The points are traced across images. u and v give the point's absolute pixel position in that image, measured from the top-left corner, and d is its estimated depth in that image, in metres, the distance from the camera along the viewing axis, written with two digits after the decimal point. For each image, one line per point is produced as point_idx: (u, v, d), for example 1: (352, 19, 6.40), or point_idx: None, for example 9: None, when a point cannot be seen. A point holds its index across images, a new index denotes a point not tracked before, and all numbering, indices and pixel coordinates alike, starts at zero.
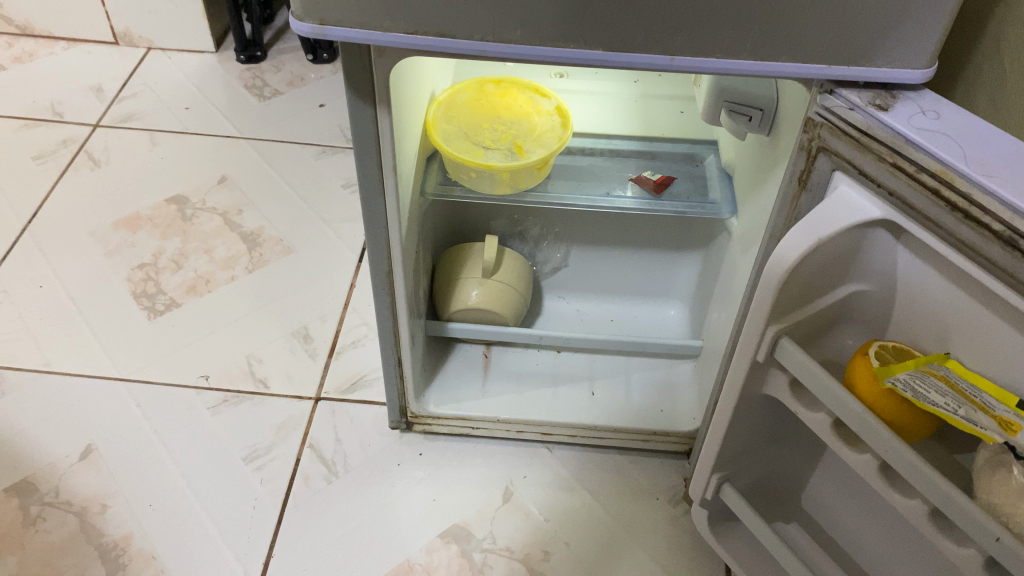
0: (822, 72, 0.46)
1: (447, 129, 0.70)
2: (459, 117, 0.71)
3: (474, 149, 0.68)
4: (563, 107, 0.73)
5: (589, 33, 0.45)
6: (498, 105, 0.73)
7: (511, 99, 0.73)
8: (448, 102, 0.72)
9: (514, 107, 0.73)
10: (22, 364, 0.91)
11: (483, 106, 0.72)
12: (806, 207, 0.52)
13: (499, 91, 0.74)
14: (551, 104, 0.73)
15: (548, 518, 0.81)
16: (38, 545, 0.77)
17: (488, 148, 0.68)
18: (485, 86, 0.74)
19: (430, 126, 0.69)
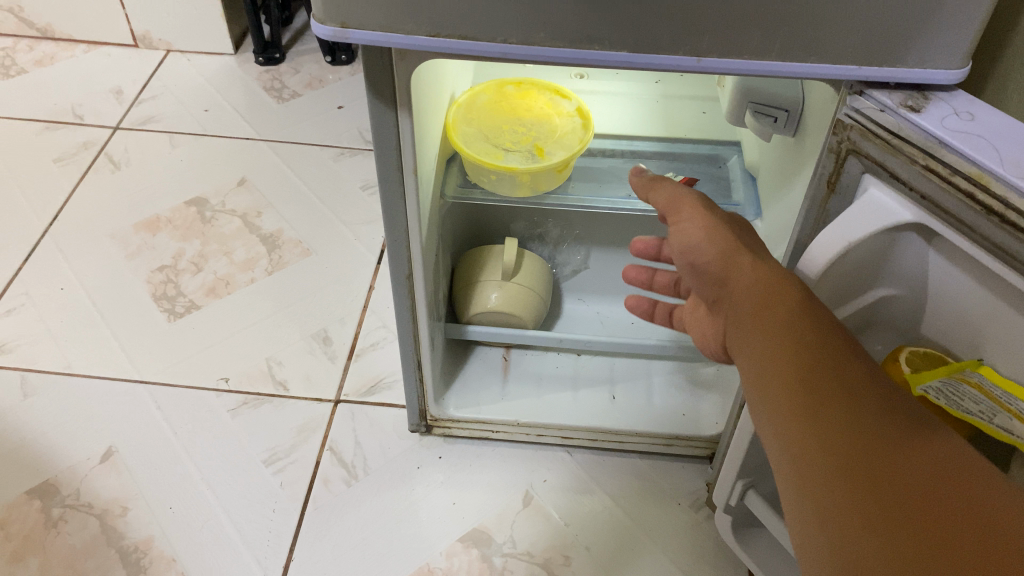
0: (852, 72, 0.45)
1: (468, 132, 0.69)
2: (480, 119, 0.71)
3: (493, 153, 0.67)
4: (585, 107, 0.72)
5: (614, 35, 0.45)
6: (517, 107, 0.72)
7: (531, 101, 0.72)
8: (467, 105, 0.72)
9: (534, 109, 0.72)
10: (44, 366, 0.92)
11: (502, 109, 0.72)
12: (834, 210, 0.51)
13: (519, 93, 0.73)
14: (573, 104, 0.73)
15: (568, 522, 0.80)
16: (60, 547, 0.77)
17: (508, 151, 0.68)
18: (504, 87, 0.73)
19: (450, 128, 0.68)
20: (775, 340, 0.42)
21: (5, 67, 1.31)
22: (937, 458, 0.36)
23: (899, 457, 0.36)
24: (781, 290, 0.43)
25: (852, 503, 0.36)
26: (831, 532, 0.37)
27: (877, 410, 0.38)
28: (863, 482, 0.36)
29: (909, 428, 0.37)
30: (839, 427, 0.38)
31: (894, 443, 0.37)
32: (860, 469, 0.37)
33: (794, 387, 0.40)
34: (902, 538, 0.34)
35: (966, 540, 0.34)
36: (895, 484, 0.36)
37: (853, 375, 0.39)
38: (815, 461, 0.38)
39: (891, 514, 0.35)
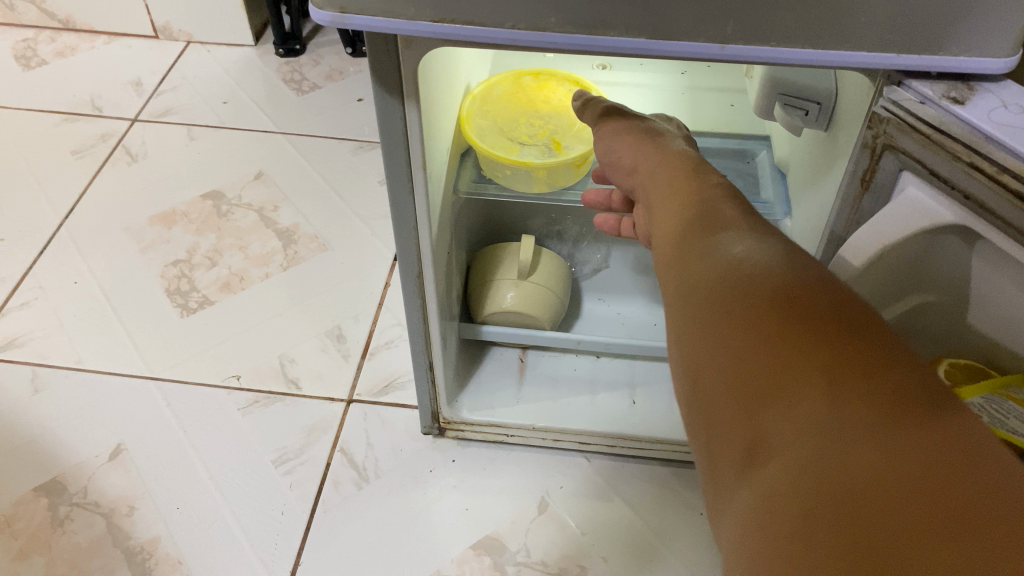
0: (889, 61, 0.41)
1: (481, 125, 0.66)
2: (494, 111, 0.68)
3: (506, 146, 0.65)
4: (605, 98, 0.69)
5: (631, 19, 0.41)
6: (535, 99, 0.69)
7: (549, 93, 0.69)
8: (482, 96, 0.69)
9: (552, 100, 0.69)
10: (55, 361, 0.91)
11: (519, 100, 0.69)
12: (868, 209, 0.47)
13: (537, 84, 0.70)
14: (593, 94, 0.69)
15: (584, 530, 0.77)
16: (65, 546, 0.76)
17: (522, 145, 0.65)
18: (522, 78, 0.70)
19: (463, 121, 0.66)
20: (668, 209, 0.43)
21: (26, 59, 1.31)
22: (791, 281, 0.33)
23: (746, 281, 0.34)
24: (674, 170, 0.46)
25: (704, 330, 0.34)
26: (686, 353, 0.35)
27: (742, 244, 0.36)
28: (715, 306, 0.34)
29: (767, 258, 0.35)
30: (704, 262, 0.36)
31: (748, 268, 0.34)
32: (714, 296, 0.34)
33: (674, 238, 0.39)
34: (742, 357, 0.32)
35: (799, 352, 0.30)
36: (739, 303, 0.33)
37: (724, 222, 0.38)
38: (683, 297, 0.36)
39: (736, 335, 0.32)
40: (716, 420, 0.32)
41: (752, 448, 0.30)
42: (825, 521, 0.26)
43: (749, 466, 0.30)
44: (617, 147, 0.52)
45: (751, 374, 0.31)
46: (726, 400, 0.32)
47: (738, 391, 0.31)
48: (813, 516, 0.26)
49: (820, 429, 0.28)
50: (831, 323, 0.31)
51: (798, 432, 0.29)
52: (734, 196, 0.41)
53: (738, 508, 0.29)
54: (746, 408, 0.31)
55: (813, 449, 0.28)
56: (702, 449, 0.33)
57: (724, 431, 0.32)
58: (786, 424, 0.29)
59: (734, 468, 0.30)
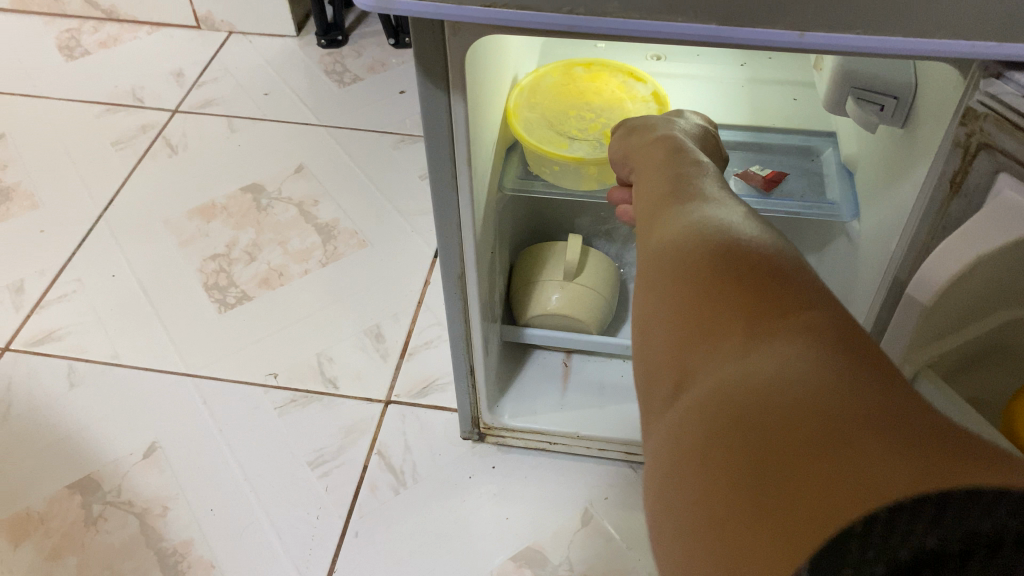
0: (990, 50, 0.37)
1: (530, 117, 0.63)
2: (543, 103, 0.64)
3: (553, 140, 0.61)
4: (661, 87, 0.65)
5: (701, 4, 0.38)
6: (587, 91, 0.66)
7: (603, 84, 0.66)
8: (531, 87, 0.66)
9: (605, 91, 0.65)
10: (92, 355, 0.89)
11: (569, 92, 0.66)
12: (956, 215, 0.43)
13: (589, 75, 0.66)
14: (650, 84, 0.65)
15: (630, 545, 0.73)
16: (98, 546, 0.74)
17: (571, 138, 0.61)
18: (573, 69, 0.67)
19: (510, 114, 0.62)
20: (645, 185, 0.43)
21: (70, 49, 1.30)
22: (742, 239, 0.34)
23: (696, 235, 0.35)
24: (653, 145, 0.47)
25: (657, 287, 0.35)
26: (638, 304, 0.36)
27: (704, 208, 0.37)
28: (668, 264, 0.35)
29: (725, 217, 0.36)
30: (667, 225, 0.37)
31: (703, 227, 0.35)
32: (668, 254, 0.35)
33: (646, 210, 0.40)
34: (686, 308, 0.33)
35: (740, 303, 0.31)
36: (689, 255, 0.34)
37: (692, 189, 0.39)
38: (643, 258, 0.37)
39: (684, 289, 0.33)
40: (658, 367, 0.33)
41: (684, 387, 0.31)
42: (738, 445, 0.27)
43: (679, 405, 0.30)
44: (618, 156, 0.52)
45: (693, 322, 0.32)
46: (669, 349, 0.33)
47: (680, 340, 0.32)
48: (725, 440, 0.27)
49: (745, 367, 0.29)
50: (779, 276, 0.32)
51: (726, 371, 0.29)
52: (704, 166, 0.42)
53: (665, 442, 0.30)
54: (684, 353, 0.32)
55: (736, 385, 0.28)
56: (644, 395, 0.34)
57: (660, 371, 0.33)
58: (715, 360, 0.30)
59: (666, 407, 0.31)
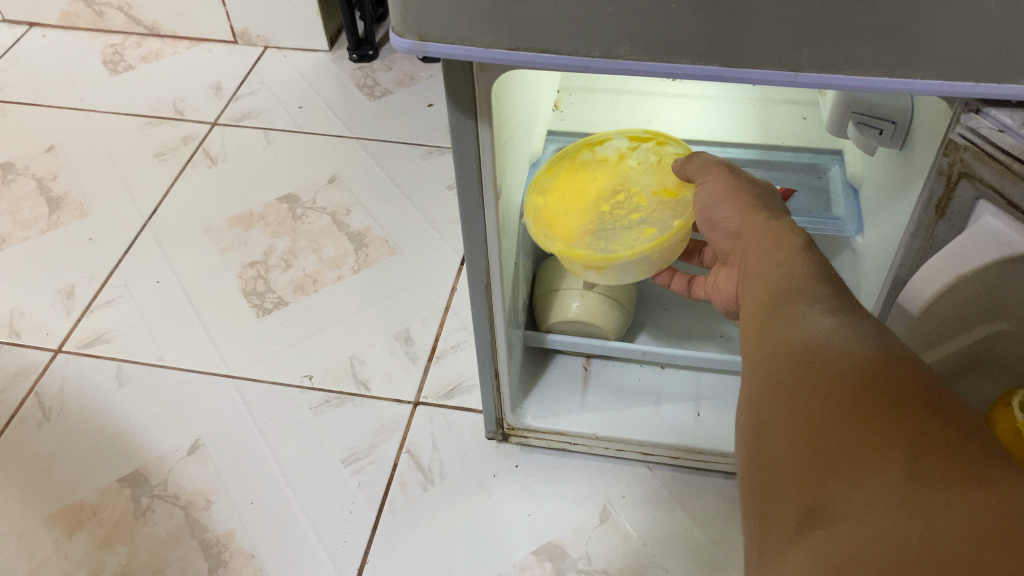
0: (968, 89, 0.41)
1: (568, 242, 0.64)
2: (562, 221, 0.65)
3: (613, 245, 0.64)
4: (635, 133, 0.67)
5: (704, 48, 0.42)
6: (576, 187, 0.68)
7: (581, 169, 0.68)
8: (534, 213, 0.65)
9: (588, 178, 0.68)
10: (139, 357, 0.95)
11: (562, 198, 0.67)
12: (941, 237, 0.47)
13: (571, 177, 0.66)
14: (620, 138, 0.68)
15: (646, 541, 0.78)
16: (147, 536, 0.80)
17: (622, 238, 0.65)
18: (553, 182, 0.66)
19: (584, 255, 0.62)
20: (761, 285, 0.47)
21: (114, 63, 1.37)
22: (872, 360, 0.37)
23: (817, 361, 0.38)
24: (760, 242, 0.50)
25: (789, 411, 0.38)
26: (761, 427, 0.40)
27: (832, 325, 0.40)
28: (801, 386, 0.38)
29: (838, 331, 0.39)
30: (795, 343, 0.40)
31: (832, 349, 0.38)
32: (801, 376, 0.39)
33: (767, 318, 0.44)
34: (818, 432, 0.36)
35: (876, 432, 0.34)
36: (821, 382, 0.37)
37: (801, 297, 0.43)
38: (769, 376, 0.41)
39: (816, 414, 0.37)
40: (786, 490, 0.36)
41: (814, 514, 0.34)
42: (877, 575, 0.30)
43: (809, 533, 0.34)
44: (723, 204, 0.55)
45: (828, 450, 0.35)
46: (798, 473, 0.36)
47: (810, 464, 0.35)
48: (861, 566, 0.30)
49: (883, 501, 0.32)
50: (895, 398, 0.35)
51: (862, 503, 0.32)
52: (809, 269, 0.45)
53: (794, 567, 0.33)
54: (816, 480, 0.35)
55: (875, 518, 0.32)
56: (765, 518, 0.37)
57: (786, 497, 0.36)
58: (846, 491, 0.33)
59: (794, 532, 0.34)
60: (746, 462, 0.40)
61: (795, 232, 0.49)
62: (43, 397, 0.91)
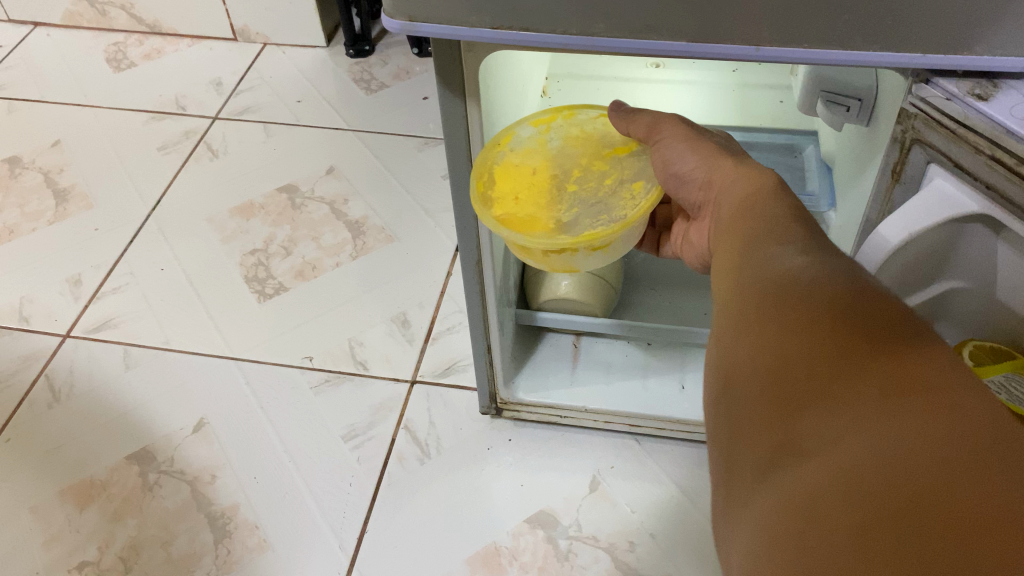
0: (916, 60, 0.44)
1: (562, 232, 0.57)
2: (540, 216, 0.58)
3: (611, 215, 0.58)
4: (535, 117, 0.64)
5: (672, 25, 0.45)
6: (521, 184, 0.60)
7: (510, 167, 0.61)
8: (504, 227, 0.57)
9: (525, 172, 0.61)
10: (145, 341, 0.98)
11: (517, 199, 0.59)
12: (899, 199, 0.51)
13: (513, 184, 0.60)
14: (526, 127, 0.63)
15: (635, 509, 0.81)
16: (155, 509, 0.83)
17: (612, 206, 0.59)
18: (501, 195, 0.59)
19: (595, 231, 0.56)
20: (734, 233, 0.45)
21: (117, 61, 1.40)
22: (841, 293, 0.36)
23: (788, 299, 0.37)
24: (733, 189, 0.49)
25: (758, 352, 0.37)
26: (729, 369, 0.39)
27: (803, 265, 0.39)
28: (769, 325, 0.37)
29: (808, 269, 0.38)
30: (767, 285, 0.39)
31: (803, 287, 0.37)
32: (771, 317, 0.37)
33: (737, 265, 0.42)
34: (787, 370, 0.35)
35: (848, 368, 0.33)
36: (791, 320, 0.36)
37: (772, 240, 0.42)
38: (740, 320, 0.39)
39: (787, 354, 0.35)
40: (755, 431, 0.35)
41: (785, 452, 0.33)
42: (848, 510, 0.29)
43: (780, 474, 0.32)
44: (687, 157, 0.54)
45: (800, 388, 0.34)
46: (767, 412, 0.35)
47: (780, 404, 0.34)
48: (831, 500, 0.29)
49: (853, 433, 0.31)
50: (865, 330, 0.34)
51: (832, 436, 0.31)
52: (780, 211, 0.44)
53: (765, 510, 0.32)
54: (787, 420, 0.33)
55: (844, 451, 0.30)
56: (733, 459, 0.36)
57: (755, 438, 0.35)
58: (816, 427, 0.32)
59: (763, 473, 0.33)
60: (714, 405, 0.39)
61: (768, 176, 0.48)
62: (53, 380, 0.94)
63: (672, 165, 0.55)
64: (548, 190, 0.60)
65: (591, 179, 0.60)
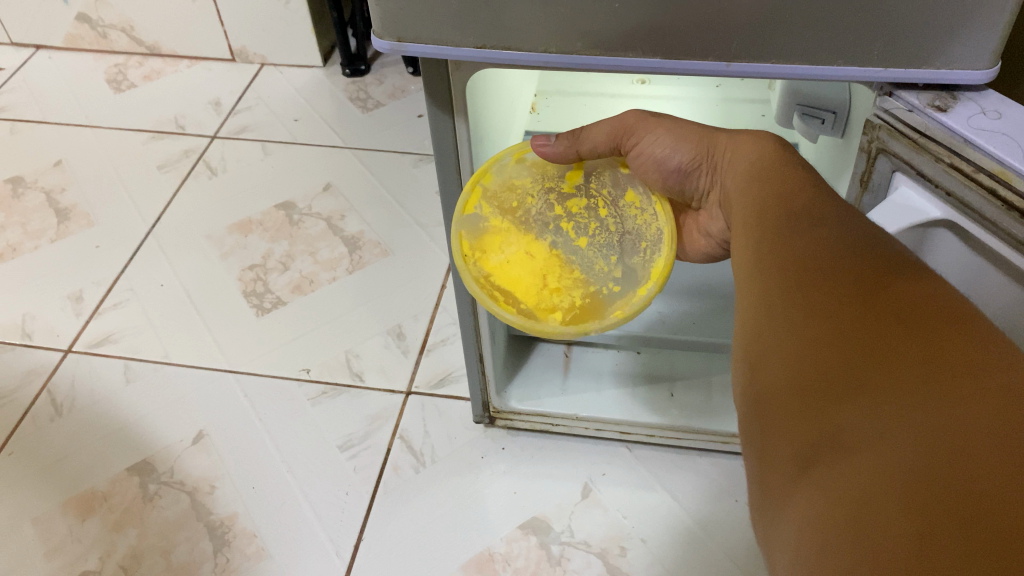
0: (879, 74, 0.46)
1: (627, 290, 0.63)
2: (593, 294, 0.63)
3: (647, 240, 0.63)
4: (460, 216, 0.62)
5: (648, 43, 0.47)
6: (537, 274, 0.63)
7: (513, 276, 0.63)
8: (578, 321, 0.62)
9: (529, 264, 0.63)
10: (145, 355, 1.00)
11: (554, 289, 0.63)
12: (867, 206, 0.54)
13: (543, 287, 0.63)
14: (467, 228, 0.62)
15: (626, 515, 0.83)
16: (155, 519, 0.84)
17: (632, 237, 0.63)
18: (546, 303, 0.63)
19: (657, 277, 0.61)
20: (753, 226, 0.47)
21: (117, 82, 1.43)
22: (868, 286, 0.37)
23: (818, 296, 0.38)
24: (737, 159, 0.55)
25: (790, 346, 0.38)
26: (760, 365, 0.39)
27: (827, 257, 0.40)
28: (802, 323, 0.38)
29: (832, 261, 0.39)
30: (797, 280, 0.40)
31: (831, 282, 0.38)
32: (803, 312, 0.38)
33: (762, 261, 0.43)
34: (822, 364, 0.35)
35: (885, 356, 0.34)
36: (824, 319, 0.37)
37: (792, 235, 0.43)
38: (769, 314, 0.40)
39: (819, 347, 0.36)
40: (788, 423, 0.35)
41: (822, 445, 0.33)
42: (900, 498, 0.29)
43: (821, 468, 0.33)
44: (679, 149, 0.59)
45: (833, 377, 0.35)
46: (801, 405, 0.35)
47: (813, 395, 0.35)
48: (885, 496, 0.30)
49: (893, 423, 0.31)
50: (894, 320, 0.35)
51: (874, 429, 0.32)
52: (791, 203, 0.45)
53: (808, 505, 0.32)
54: (823, 412, 0.34)
55: (888, 443, 0.31)
56: (768, 454, 0.36)
57: (792, 431, 0.35)
58: (854, 419, 0.33)
59: (800, 465, 0.34)
60: (745, 401, 0.40)
61: (765, 139, 0.54)
62: (55, 394, 0.96)
63: (669, 159, 0.59)
64: (566, 261, 0.63)
65: (583, 220, 0.63)
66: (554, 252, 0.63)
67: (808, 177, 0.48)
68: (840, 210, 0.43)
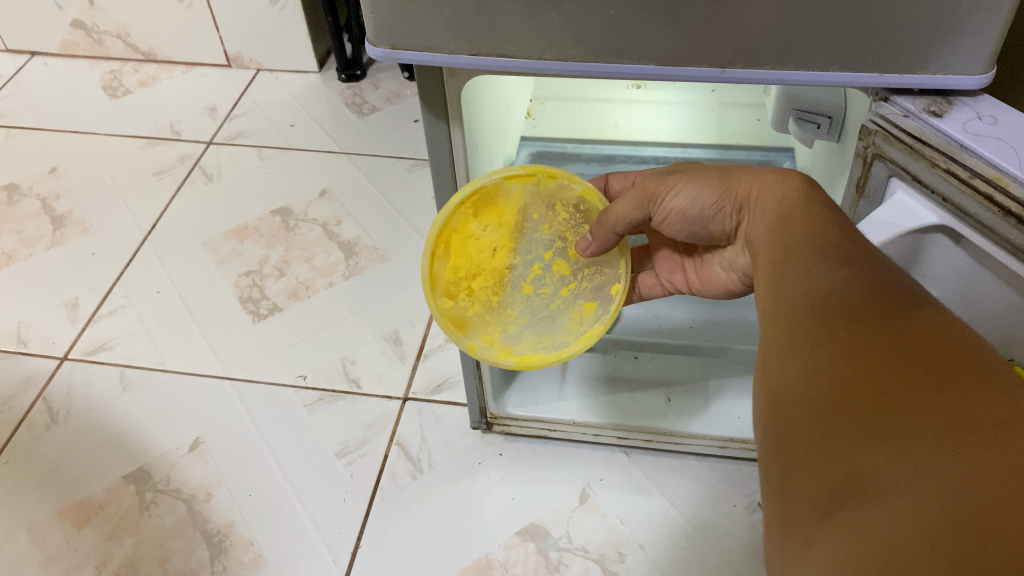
0: (873, 80, 0.46)
1: (504, 342, 0.65)
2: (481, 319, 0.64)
3: (554, 337, 0.66)
4: (509, 172, 0.58)
5: (643, 51, 0.47)
6: (476, 267, 0.62)
7: (469, 246, 0.61)
8: (451, 321, 0.63)
9: (483, 264, 0.62)
10: (140, 362, 1.00)
11: (472, 292, 0.63)
12: (863, 211, 0.54)
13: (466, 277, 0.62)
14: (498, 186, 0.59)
15: (624, 520, 0.82)
16: (151, 528, 0.84)
17: (559, 323, 0.66)
18: (455, 286, 0.62)
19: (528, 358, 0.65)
20: (777, 264, 0.46)
21: (113, 89, 1.43)
22: (892, 329, 0.36)
23: (844, 338, 0.37)
24: (761, 202, 0.52)
25: (815, 387, 0.37)
26: (786, 407, 0.38)
27: (849, 298, 0.39)
28: (827, 365, 0.37)
29: (857, 302, 0.39)
30: (820, 322, 0.39)
31: (857, 325, 0.37)
32: (829, 353, 0.37)
33: (789, 302, 0.43)
34: (846, 405, 0.34)
35: (913, 401, 0.32)
36: (848, 360, 0.36)
37: (813, 275, 0.42)
38: (795, 356, 0.39)
39: (846, 387, 0.35)
40: (812, 467, 0.35)
41: (846, 488, 0.32)
42: (917, 550, 0.28)
43: (845, 512, 0.32)
44: (701, 194, 0.55)
45: (858, 420, 0.34)
46: (824, 447, 0.34)
47: (836, 438, 0.34)
48: (906, 544, 0.28)
49: (917, 468, 0.30)
50: (921, 361, 0.34)
51: (898, 475, 0.31)
52: (811, 240, 0.45)
53: (830, 549, 0.31)
54: (849, 455, 0.33)
55: (911, 490, 0.30)
56: (792, 496, 0.36)
57: (817, 475, 0.34)
58: (877, 462, 0.32)
59: (827, 511, 0.33)
60: (770, 444, 0.39)
61: (792, 181, 0.51)
62: (51, 402, 0.96)
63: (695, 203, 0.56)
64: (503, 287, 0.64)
65: (546, 280, 0.65)
66: (506, 269, 0.63)
67: (832, 218, 0.46)
68: (866, 252, 0.42)
